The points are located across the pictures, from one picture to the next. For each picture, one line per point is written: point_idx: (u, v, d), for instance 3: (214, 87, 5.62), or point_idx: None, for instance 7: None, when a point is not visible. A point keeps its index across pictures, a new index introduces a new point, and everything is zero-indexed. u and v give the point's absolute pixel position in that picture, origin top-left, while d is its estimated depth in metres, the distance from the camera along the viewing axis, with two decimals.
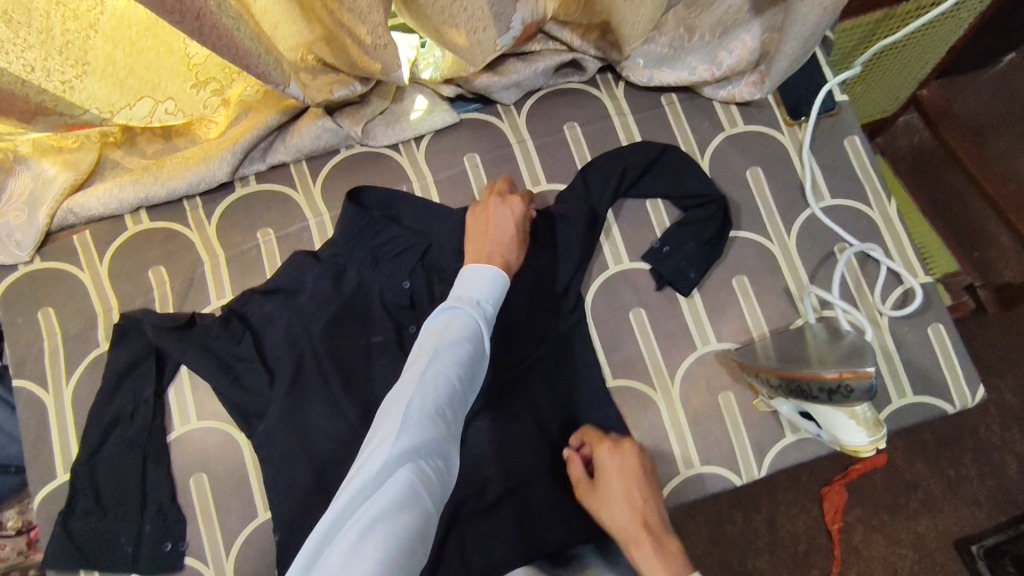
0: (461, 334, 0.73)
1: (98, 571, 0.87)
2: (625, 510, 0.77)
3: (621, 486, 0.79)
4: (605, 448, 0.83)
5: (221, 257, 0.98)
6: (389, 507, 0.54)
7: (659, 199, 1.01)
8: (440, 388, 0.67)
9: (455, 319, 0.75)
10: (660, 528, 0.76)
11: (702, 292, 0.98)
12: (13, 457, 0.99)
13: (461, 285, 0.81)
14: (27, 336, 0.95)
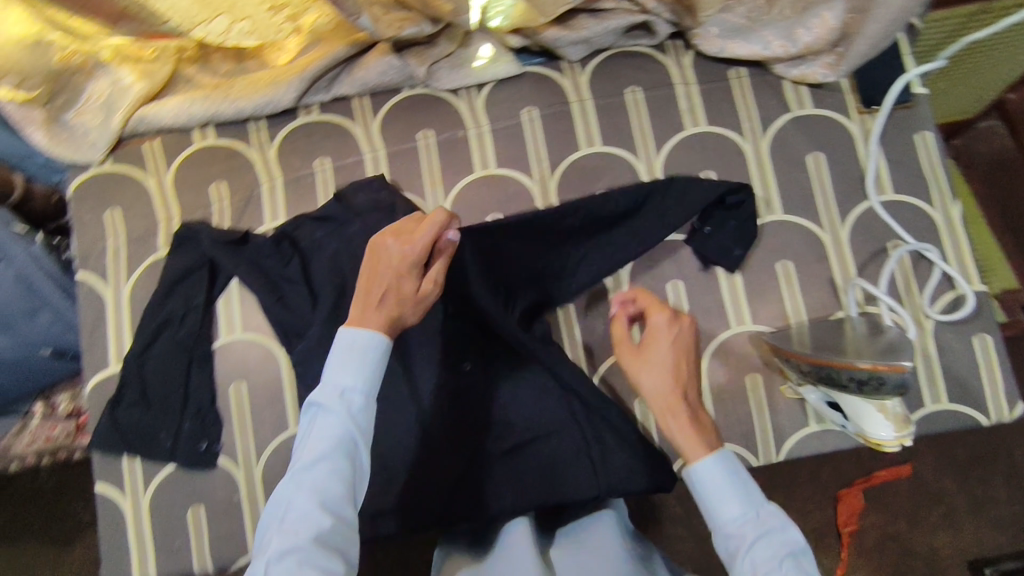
0: (326, 454, 0.65)
1: (139, 458, 0.94)
2: (664, 379, 0.79)
3: (668, 356, 0.80)
4: (662, 320, 0.82)
5: (278, 181, 1.01)
6: None
7: (712, 171, 0.99)
8: (304, 522, 0.63)
9: (323, 420, 0.67)
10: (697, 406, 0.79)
11: (745, 272, 0.97)
12: (71, 344, 1.06)
13: (329, 368, 0.69)
14: (93, 233, 1.00)
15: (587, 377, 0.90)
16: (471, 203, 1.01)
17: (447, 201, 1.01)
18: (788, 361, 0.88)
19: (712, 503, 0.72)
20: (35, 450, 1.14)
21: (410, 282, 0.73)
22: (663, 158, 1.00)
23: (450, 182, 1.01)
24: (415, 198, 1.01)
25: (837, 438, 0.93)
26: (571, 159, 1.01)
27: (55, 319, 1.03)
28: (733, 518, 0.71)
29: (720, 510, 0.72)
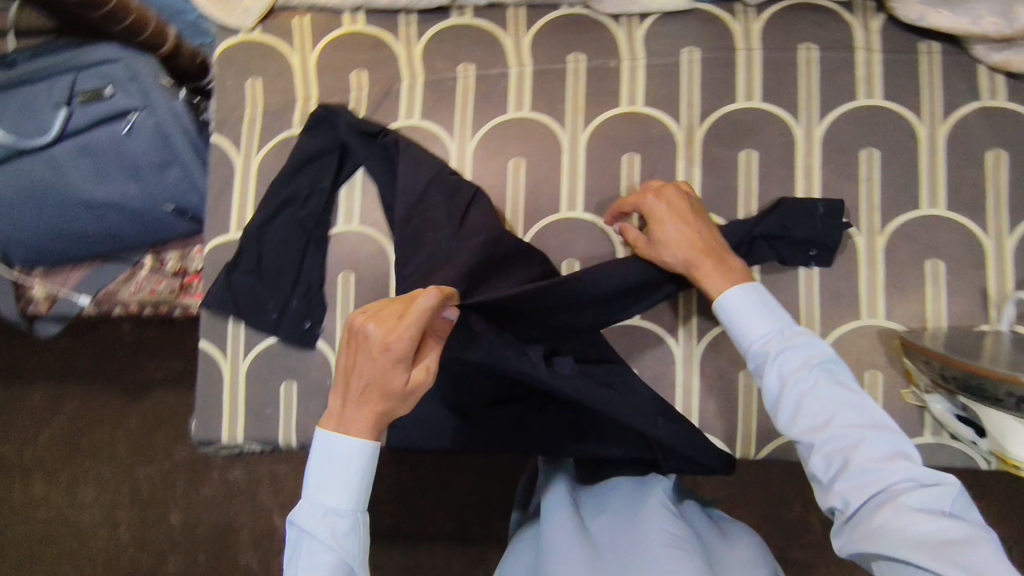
0: None
1: (244, 324, 0.96)
2: (683, 247, 0.82)
3: (675, 228, 0.83)
4: (653, 198, 0.85)
5: (419, 80, 0.99)
6: None
7: (877, 150, 0.92)
8: None
9: (315, 553, 0.69)
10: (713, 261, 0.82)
11: (890, 264, 0.90)
12: (192, 205, 1.08)
13: (315, 482, 0.71)
14: (232, 100, 1.01)
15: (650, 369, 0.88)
16: (610, 137, 0.96)
17: (585, 130, 0.96)
18: (923, 362, 0.81)
19: (741, 329, 0.78)
20: (138, 300, 1.17)
21: (403, 371, 0.68)
22: (827, 126, 0.93)
23: (593, 112, 0.96)
24: (552, 122, 0.97)
25: (951, 455, 0.87)
26: (726, 109, 0.94)
27: (184, 176, 1.05)
28: (761, 338, 0.77)
29: (748, 333, 0.78)
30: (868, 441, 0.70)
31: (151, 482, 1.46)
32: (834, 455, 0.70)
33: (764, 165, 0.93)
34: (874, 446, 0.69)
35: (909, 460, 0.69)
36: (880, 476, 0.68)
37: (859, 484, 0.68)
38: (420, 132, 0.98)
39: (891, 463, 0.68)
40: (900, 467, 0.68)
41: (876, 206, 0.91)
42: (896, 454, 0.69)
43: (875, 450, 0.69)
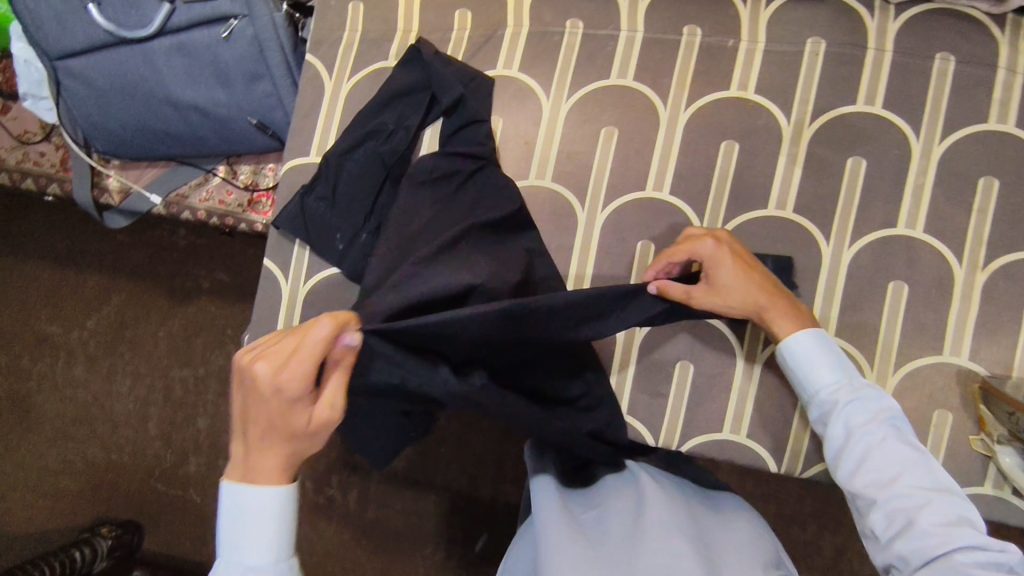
0: None
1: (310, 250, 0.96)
2: (752, 294, 0.79)
3: (742, 277, 0.79)
4: (706, 243, 0.81)
5: (523, 29, 0.96)
6: None
7: (997, 180, 0.85)
8: None
9: None
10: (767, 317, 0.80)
11: (985, 303, 0.85)
12: (276, 122, 1.07)
13: (229, 534, 0.62)
14: (332, 21, 0.99)
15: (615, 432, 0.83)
16: (711, 121, 0.91)
17: (687, 110, 0.92)
18: (1006, 415, 0.76)
19: (810, 374, 0.78)
20: (207, 208, 1.19)
21: (303, 410, 0.59)
22: (947, 147, 0.87)
23: (698, 91, 0.92)
24: (654, 95, 0.92)
25: (1007, 511, 0.83)
26: (841, 111, 0.89)
27: (272, 92, 1.04)
28: (830, 389, 0.77)
29: (814, 379, 0.78)
30: (925, 499, 0.68)
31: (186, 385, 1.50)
32: (882, 504, 0.70)
33: (870, 177, 0.88)
34: (936, 505, 0.67)
35: (965, 518, 0.66)
36: (929, 527, 0.66)
37: (915, 547, 0.66)
38: (516, 85, 0.95)
39: (934, 506, 0.67)
40: (950, 516, 0.67)
41: (983, 239, 0.85)
42: (950, 508, 0.67)
43: (935, 507, 0.67)
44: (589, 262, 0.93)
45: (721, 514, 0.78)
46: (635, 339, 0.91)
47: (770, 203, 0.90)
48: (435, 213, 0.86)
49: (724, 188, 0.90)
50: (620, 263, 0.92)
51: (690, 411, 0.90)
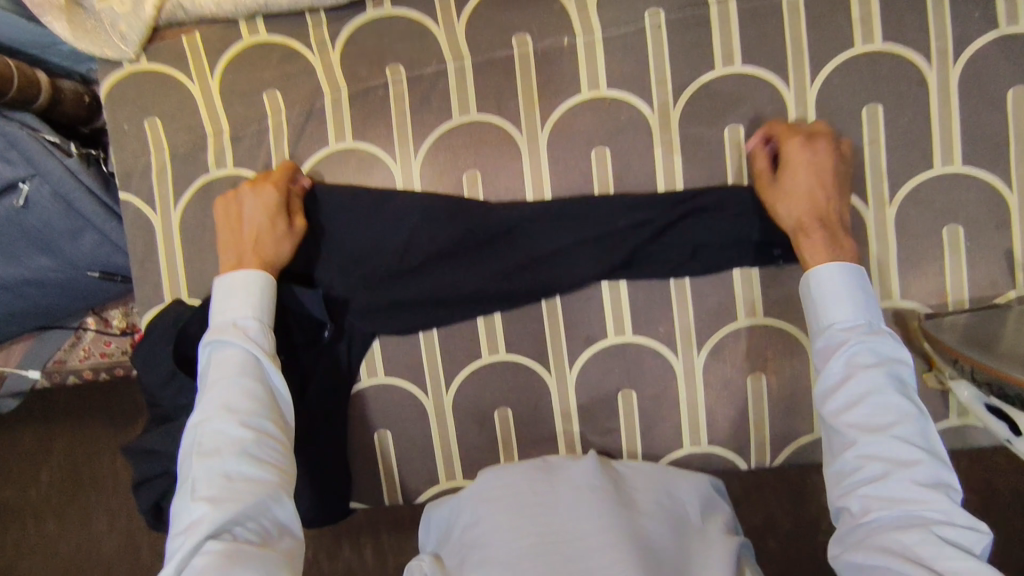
0: (235, 372, 0.70)
1: None
2: (806, 193, 0.75)
3: (807, 180, 0.75)
4: (796, 138, 0.77)
5: (342, 93, 0.85)
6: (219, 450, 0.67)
7: (881, 105, 0.79)
8: (225, 445, 0.66)
9: (227, 353, 0.71)
10: (842, 232, 0.74)
11: (903, 237, 0.80)
12: (121, 266, 0.96)
13: (224, 305, 0.74)
14: (133, 147, 0.87)
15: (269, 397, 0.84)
16: (572, 132, 0.83)
17: (543, 128, 0.83)
18: (953, 363, 0.73)
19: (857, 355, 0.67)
20: (91, 366, 1.09)
21: None
22: (820, 86, 0.80)
23: (549, 104, 0.83)
24: (504, 122, 0.83)
25: (977, 434, 0.82)
26: (701, 81, 0.81)
27: (101, 240, 0.93)
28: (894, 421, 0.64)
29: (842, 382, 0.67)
30: (848, 336, 0.68)
31: (73, 542, 1.22)
32: (824, 392, 0.68)
33: (752, 141, 0.81)
34: (857, 343, 0.67)
35: (922, 410, 0.64)
36: (872, 438, 0.63)
37: (890, 494, 0.61)
38: (355, 156, 0.85)
39: (853, 342, 0.67)
40: (856, 320, 0.69)
41: (884, 171, 0.80)
42: (890, 381, 0.65)
43: (859, 336, 0.67)
44: (495, 320, 0.85)
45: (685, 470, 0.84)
46: (568, 384, 0.86)
47: None
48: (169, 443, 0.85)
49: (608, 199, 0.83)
50: (526, 310, 0.85)
51: (645, 435, 0.86)
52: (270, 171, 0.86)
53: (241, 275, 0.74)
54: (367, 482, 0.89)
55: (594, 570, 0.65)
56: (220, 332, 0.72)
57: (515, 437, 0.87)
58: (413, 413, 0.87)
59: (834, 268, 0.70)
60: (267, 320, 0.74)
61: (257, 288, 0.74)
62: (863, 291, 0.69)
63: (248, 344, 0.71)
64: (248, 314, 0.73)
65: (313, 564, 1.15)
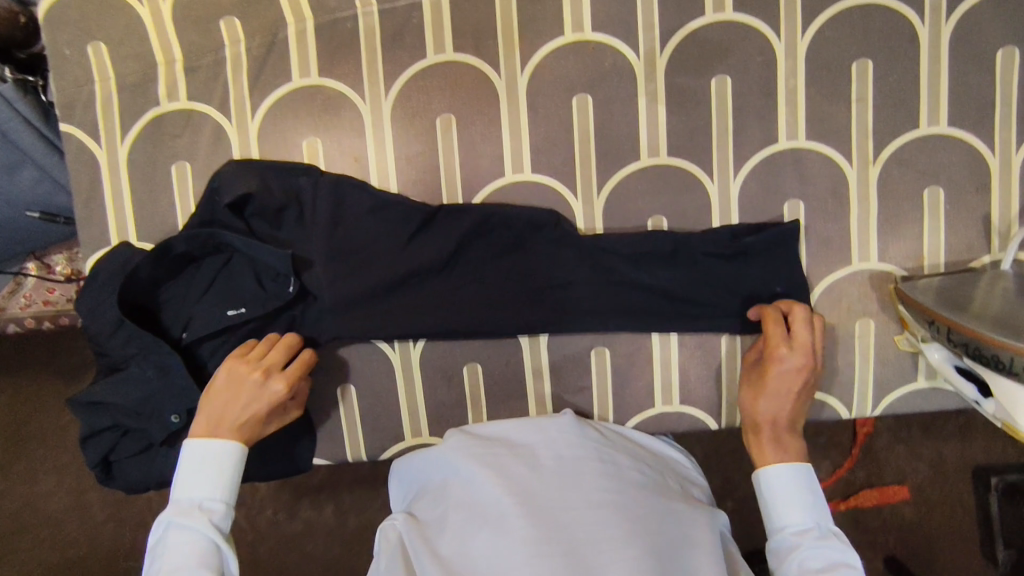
0: (192, 564, 0.66)
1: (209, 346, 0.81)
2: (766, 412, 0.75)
3: (764, 411, 0.75)
4: (778, 355, 0.74)
5: (308, 25, 0.78)
6: None
7: (871, 61, 0.77)
8: None
9: (183, 533, 0.68)
10: (790, 433, 0.76)
11: (885, 198, 0.79)
12: (64, 206, 0.90)
13: (186, 478, 0.70)
14: (76, 75, 0.79)
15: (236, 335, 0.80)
16: (553, 77, 0.78)
17: (524, 72, 0.78)
18: (929, 326, 0.72)
19: (777, 508, 0.72)
20: (32, 314, 1.03)
21: None
22: (811, 39, 0.77)
23: (529, 46, 0.78)
24: (481, 63, 0.78)
25: (943, 398, 0.82)
26: (690, 28, 0.77)
27: (41, 176, 0.86)
28: None
29: (780, 515, 0.72)
30: (800, 540, 0.70)
31: (18, 498, 1.16)
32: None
33: (738, 94, 0.78)
34: (806, 547, 0.69)
35: None
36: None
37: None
38: (321, 94, 0.79)
39: (803, 546, 0.69)
40: (806, 524, 0.71)
41: (869, 130, 0.78)
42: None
43: (810, 542, 0.69)
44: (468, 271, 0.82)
45: (648, 434, 0.83)
46: (541, 341, 0.83)
47: (641, 153, 0.79)
48: (117, 386, 0.79)
49: (588, 150, 0.79)
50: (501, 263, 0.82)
51: (618, 394, 0.84)
52: (228, 107, 0.80)
53: (215, 443, 0.71)
54: (328, 440, 0.86)
55: (582, 546, 0.65)
56: (184, 514, 0.68)
57: (484, 395, 0.85)
58: (378, 368, 0.84)
59: (780, 468, 0.73)
60: (234, 501, 0.72)
61: (231, 461, 0.71)
62: (813, 494, 0.72)
63: (212, 530, 0.68)
64: (215, 495, 0.70)
65: (275, 519, 1.11)
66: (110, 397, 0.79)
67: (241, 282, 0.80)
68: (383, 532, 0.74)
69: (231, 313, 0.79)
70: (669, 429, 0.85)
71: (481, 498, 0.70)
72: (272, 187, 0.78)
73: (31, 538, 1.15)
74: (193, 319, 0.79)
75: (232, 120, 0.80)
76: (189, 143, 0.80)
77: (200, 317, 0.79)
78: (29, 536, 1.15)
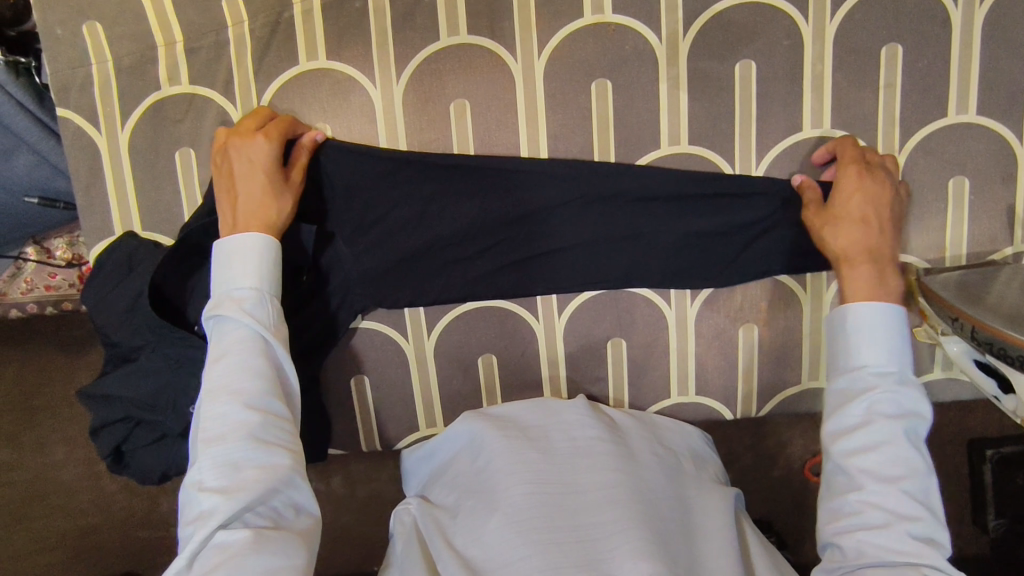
0: (238, 355, 0.62)
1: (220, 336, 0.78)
2: (861, 230, 0.69)
3: (862, 212, 0.69)
4: (853, 164, 0.71)
5: (314, 3, 0.75)
6: (223, 424, 0.59)
7: (901, 46, 0.74)
8: (231, 435, 0.59)
9: (227, 325, 0.63)
10: (892, 263, 0.69)
11: (909, 188, 0.77)
12: (63, 191, 0.87)
13: (222, 266, 0.65)
14: (71, 57, 0.76)
15: None
16: (571, 61, 0.75)
17: (541, 56, 0.75)
18: (951, 322, 0.72)
19: (853, 348, 0.65)
20: (35, 299, 1.01)
21: None
22: (840, 23, 0.74)
23: (548, 28, 0.75)
24: (496, 45, 0.75)
25: (958, 387, 0.82)
26: (715, 10, 0.74)
27: (39, 161, 0.83)
28: (901, 501, 0.59)
29: (858, 354, 0.65)
30: (878, 382, 0.63)
31: (29, 470, 1.14)
32: (840, 433, 0.63)
33: (763, 80, 0.75)
34: (885, 391, 0.62)
35: (931, 467, 0.61)
36: (883, 488, 0.59)
37: (881, 546, 0.58)
38: (330, 77, 0.76)
39: (881, 389, 0.62)
40: (888, 365, 0.64)
41: (896, 117, 0.76)
42: (907, 436, 0.61)
43: (891, 386, 0.63)
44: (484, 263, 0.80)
45: (671, 419, 0.82)
46: (557, 332, 0.82)
47: (661, 140, 0.77)
48: (130, 377, 0.78)
49: (606, 137, 0.77)
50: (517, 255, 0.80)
51: (633, 384, 0.84)
52: (232, 91, 0.76)
53: (243, 238, 0.66)
54: (344, 427, 0.86)
55: (594, 523, 0.65)
56: (221, 307, 0.64)
57: (500, 384, 0.84)
58: (392, 359, 0.83)
59: (872, 304, 0.65)
60: (272, 289, 0.66)
61: (262, 249, 0.65)
62: (902, 339, 0.64)
63: (248, 320, 0.63)
64: (248, 283, 0.65)
65: None
66: (123, 387, 0.78)
67: None
68: (398, 518, 0.74)
69: None
70: (683, 417, 0.85)
71: (495, 483, 0.70)
72: None
73: (42, 507, 1.14)
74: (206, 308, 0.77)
75: (237, 104, 0.77)
76: (193, 131, 0.77)
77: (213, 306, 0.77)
78: (43, 504, 1.14)
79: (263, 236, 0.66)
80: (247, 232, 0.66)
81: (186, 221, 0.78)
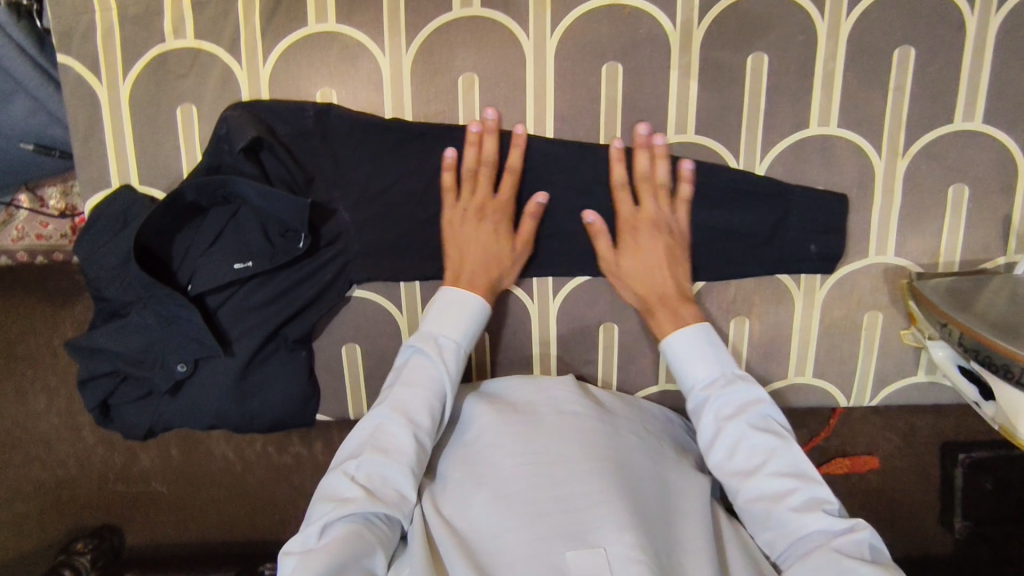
0: (423, 393, 0.70)
1: (214, 298, 0.78)
2: (641, 279, 0.76)
3: (637, 262, 0.76)
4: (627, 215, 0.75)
5: None
6: (377, 443, 0.67)
7: (914, 49, 0.74)
8: (384, 451, 0.67)
9: (420, 361, 0.72)
10: (683, 304, 0.75)
11: (910, 192, 0.78)
12: (59, 138, 0.85)
13: (434, 313, 0.74)
14: (73, 2, 0.74)
15: (248, 288, 0.79)
16: (584, 42, 0.75)
17: (553, 34, 0.74)
18: (939, 326, 0.74)
19: (683, 371, 0.72)
20: (25, 248, 0.99)
21: None
22: (856, 21, 0.74)
23: (562, 6, 0.74)
24: (510, 20, 0.74)
25: (940, 392, 0.84)
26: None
27: (35, 108, 0.82)
28: (772, 479, 0.66)
29: (687, 374, 0.72)
30: (709, 393, 0.70)
31: (8, 418, 1.13)
32: (706, 448, 0.70)
33: (775, 73, 0.75)
34: (718, 398, 0.70)
35: (789, 443, 0.67)
36: (751, 480, 0.66)
37: (782, 530, 0.65)
38: (338, 41, 0.75)
39: (714, 398, 0.70)
40: (711, 375, 0.71)
41: (903, 120, 0.76)
42: (750, 424, 0.68)
43: (721, 390, 0.70)
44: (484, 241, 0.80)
45: (658, 406, 0.83)
46: (550, 313, 0.82)
47: (669, 128, 0.77)
48: (121, 333, 0.78)
49: (614, 121, 0.76)
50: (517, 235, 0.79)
51: (622, 369, 0.84)
52: (238, 48, 0.75)
53: (464, 296, 0.74)
54: (331, 394, 0.86)
55: (575, 489, 0.65)
56: (424, 342, 0.72)
57: (491, 362, 0.84)
58: (385, 329, 0.83)
59: (683, 334, 0.72)
60: (467, 347, 0.74)
61: (472, 311, 0.74)
62: (714, 348, 0.72)
63: (443, 367, 0.71)
64: (453, 335, 0.73)
65: (262, 455, 1.11)
66: (112, 342, 0.78)
67: (252, 234, 0.77)
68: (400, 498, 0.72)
69: (246, 265, 0.76)
70: (669, 405, 0.86)
71: (491, 459, 0.70)
72: (281, 135, 0.75)
73: (21, 456, 1.14)
74: (203, 269, 0.77)
75: (242, 63, 0.75)
76: (198, 86, 0.76)
77: (212, 268, 0.76)
78: (23, 454, 1.14)
79: (478, 299, 0.74)
80: (471, 293, 0.74)
81: (183, 179, 0.77)
